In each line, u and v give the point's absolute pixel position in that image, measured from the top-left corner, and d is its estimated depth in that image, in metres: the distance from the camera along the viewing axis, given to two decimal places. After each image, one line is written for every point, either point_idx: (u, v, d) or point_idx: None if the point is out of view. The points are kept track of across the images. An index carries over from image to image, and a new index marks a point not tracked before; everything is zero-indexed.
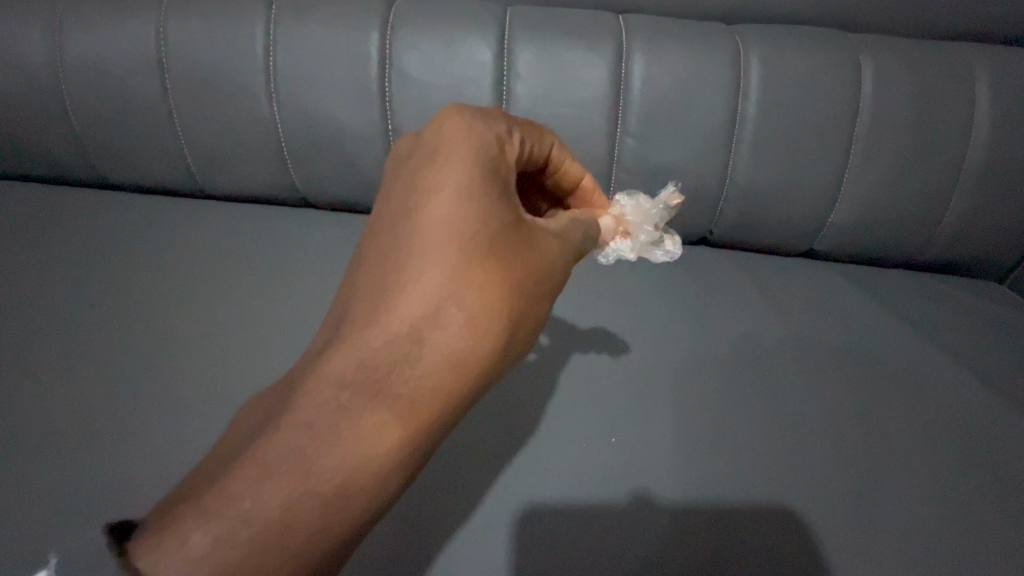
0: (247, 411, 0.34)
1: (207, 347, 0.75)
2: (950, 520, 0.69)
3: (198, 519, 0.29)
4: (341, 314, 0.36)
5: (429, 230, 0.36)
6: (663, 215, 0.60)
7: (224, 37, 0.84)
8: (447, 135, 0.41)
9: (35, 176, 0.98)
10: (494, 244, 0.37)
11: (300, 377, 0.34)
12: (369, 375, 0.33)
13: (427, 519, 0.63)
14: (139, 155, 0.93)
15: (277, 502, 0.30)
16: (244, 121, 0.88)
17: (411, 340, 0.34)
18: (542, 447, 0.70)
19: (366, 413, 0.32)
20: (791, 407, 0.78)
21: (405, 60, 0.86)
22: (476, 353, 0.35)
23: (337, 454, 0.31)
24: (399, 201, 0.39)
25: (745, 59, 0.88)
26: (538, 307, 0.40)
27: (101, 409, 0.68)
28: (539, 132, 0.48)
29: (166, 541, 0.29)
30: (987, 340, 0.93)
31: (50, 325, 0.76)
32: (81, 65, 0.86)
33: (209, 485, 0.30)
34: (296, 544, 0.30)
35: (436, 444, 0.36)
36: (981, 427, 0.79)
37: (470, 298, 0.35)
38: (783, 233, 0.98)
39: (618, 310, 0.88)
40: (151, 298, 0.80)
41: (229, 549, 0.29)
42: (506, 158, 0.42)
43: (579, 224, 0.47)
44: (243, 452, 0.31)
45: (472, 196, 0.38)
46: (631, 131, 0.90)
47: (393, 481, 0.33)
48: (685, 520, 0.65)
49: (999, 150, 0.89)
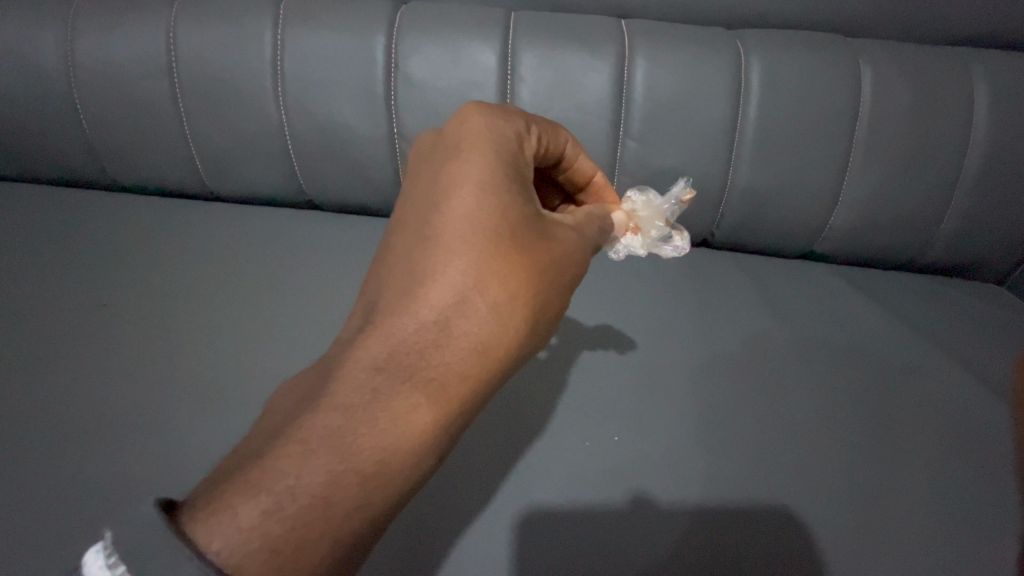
0: (278, 396, 0.35)
1: (220, 343, 0.76)
2: (960, 520, 0.68)
3: (246, 493, 0.30)
4: (370, 302, 0.37)
5: (457, 220, 0.37)
6: (675, 210, 0.61)
7: (234, 44, 0.87)
8: (469, 129, 0.41)
9: (51, 178, 1.01)
10: (520, 234, 0.38)
11: (329, 363, 0.35)
12: (399, 360, 0.34)
13: (431, 515, 0.63)
14: (153, 158, 0.95)
15: (319, 478, 0.31)
16: (255, 127, 0.91)
17: (441, 326, 0.35)
18: (546, 444, 0.70)
19: (399, 396, 0.33)
20: (797, 406, 0.78)
21: (410, 65, 0.87)
22: (503, 338, 0.36)
23: (373, 435, 0.32)
24: (425, 193, 0.40)
25: (748, 59, 0.88)
26: (561, 297, 0.41)
27: (115, 402, 0.68)
28: (555, 128, 0.49)
29: (213, 516, 0.29)
30: (995, 339, 0.92)
31: (67, 321, 0.77)
32: (98, 72, 0.88)
33: (251, 463, 0.31)
34: (337, 519, 0.31)
35: (462, 430, 0.37)
36: (989, 427, 0.78)
37: (496, 286, 0.36)
38: (785, 234, 0.98)
39: (620, 310, 0.88)
40: (166, 295, 0.82)
41: (276, 522, 0.30)
42: (525, 153, 0.43)
43: (596, 219, 0.48)
44: (281, 433, 0.32)
45: (497, 187, 0.39)
46: (633, 131, 0.90)
47: (426, 462, 0.34)
48: (690, 517, 0.65)
49: (1007, 147, 0.89)
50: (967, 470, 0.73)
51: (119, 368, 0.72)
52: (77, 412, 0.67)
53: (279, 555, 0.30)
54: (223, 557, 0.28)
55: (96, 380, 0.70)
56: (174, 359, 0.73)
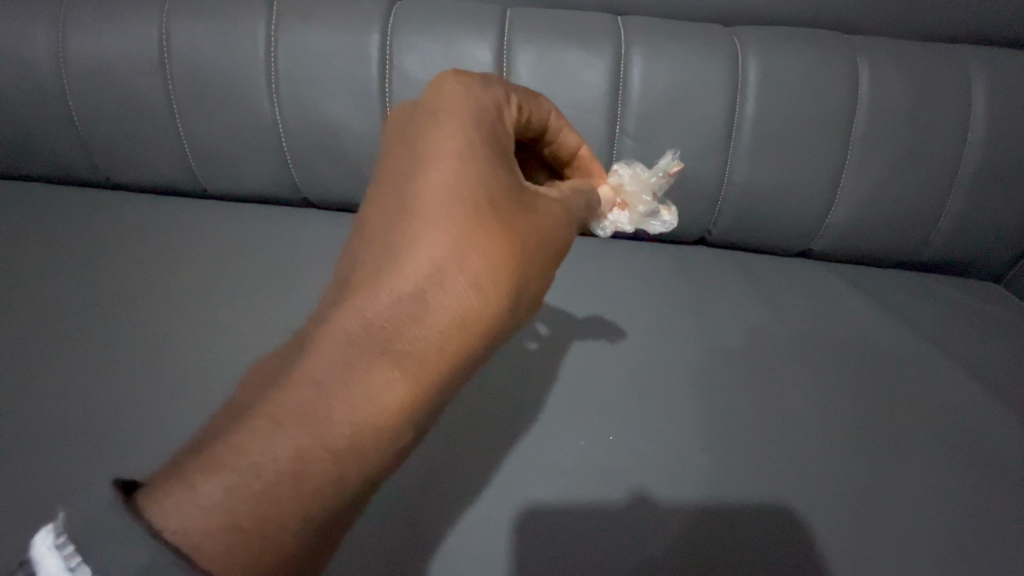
0: (249, 374, 0.34)
1: (201, 335, 0.73)
2: (964, 522, 0.66)
3: (209, 470, 0.28)
4: (346, 274, 0.36)
5: (434, 190, 0.36)
6: (662, 183, 0.60)
7: (225, 38, 0.85)
8: (447, 99, 0.41)
9: (38, 174, 0.99)
10: (499, 206, 0.37)
11: (300, 340, 0.33)
12: (373, 334, 0.33)
13: (420, 515, 0.61)
14: (142, 154, 0.94)
15: (288, 453, 0.30)
16: (246, 123, 0.90)
17: (417, 300, 0.34)
18: (538, 444, 0.68)
19: (373, 371, 0.32)
20: (796, 404, 0.76)
21: (405, 61, 0.86)
22: (485, 310, 0.35)
23: (347, 409, 0.31)
24: (403, 163, 0.39)
25: (745, 55, 0.87)
26: (542, 270, 0.40)
27: (93, 394, 0.65)
28: (537, 98, 0.49)
29: (174, 493, 0.28)
30: (996, 338, 0.91)
31: (43, 309, 0.74)
32: (87, 67, 0.87)
33: (214, 441, 0.30)
34: (308, 495, 0.30)
35: (442, 405, 0.36)
36: (992, 426, 0.77)
37: (476, 257, 0.35)
38: (782, 231, 0.97)
39: (616, 307, 0.86)
40: (148, 286, 0.79)
41: (241, 499, 0.28)
42: (503, 124, 0.42)
43: (583, 193, 0.48)
44: (249, 409, 0.31)
45: (476, 157, 0.38)
46: (629, 129, 0.89)
47: (404, 437, 0.33)
48: (688, 519, 0.63)
49: (1006, 145, 0.88)
50: (969, 469, 0.71)
51: (98, 361, 0.69)
52: (52, 404, 0.64)
53: (243, 534, 0.28)
54: (181, 536, 0.27)
55: (73, 372, 0.68)
56: (155, 350, 0.70)
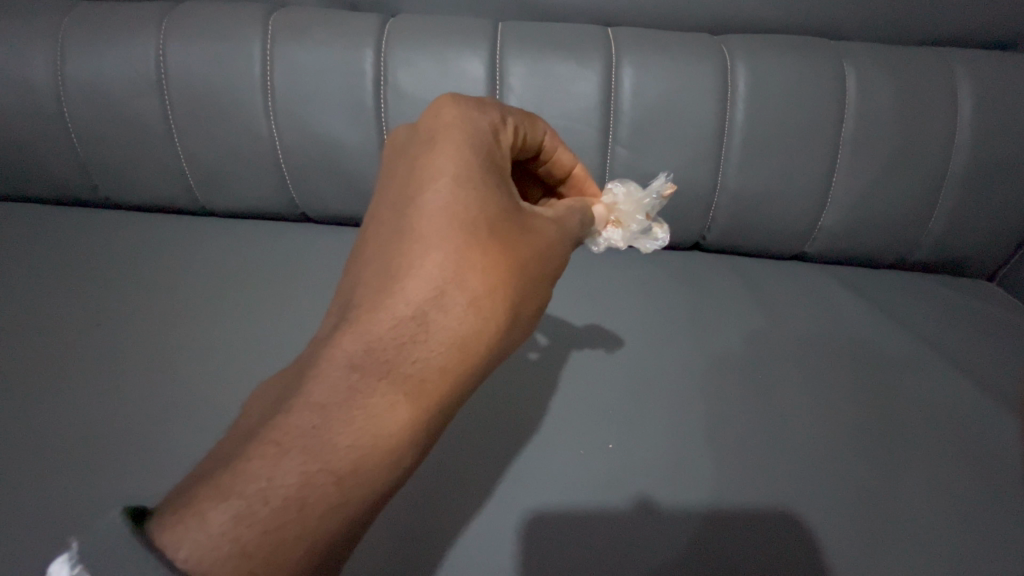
0: (257, 398, 0.35)
1: (205, 357, 0.74)
2: (961, 519, 0.67)
3: (218, 496, 0.29)
4: (348, 298, 0.37)
5: (431, 215, 0.37)
6: (656, 203, 0.60)
7: (221, 57, 0.86)
8: (443, 123, 0.42)
9: (38, 196, 1.00)
10: (494, 229, 0.38)
11: (304, 365, 0.34)
12: (376, 358, 0.33)
13: (424, 527, 0.61)
14: (141, 174, 0.95)
15: (294, 478, 0.30)
16: (244, 141, 0.91)
17: (417, 323, 0.35)
18: (541, 452, 0.69)
19: (377, 394, 0.33)
20: (793, 406, 0.77)
21: (399, 76, 0.87)
22: (482, 332, 0.36)
23: (352, 433, 0.32)
24: (400, 187, 0.40)
25: (734, 64, 0.89)
26: (538, 289, 0.42)
27: (98, 415, 0.67)
28: (533, 119, 0.50)
29: (184, 521, 0.28)
30: (989, 337, 0.92)
31: (50, 336, 0.75)
32: (85, 91, 0.88)
33: (222, 467, 0.30)
34: (314, 520, 0.31)
35: (443, 426, 0.37)
36: (985, 424, 0.78)
37: (475, 280, 0.36)
38: (775, 237, 0.98)
39: (613, 314, 0.88)
40: (153, 309, 0.80)
41: (249, 526, 0.29)
42: (499, 147, 0.43)
43: (578, 212, 0.49)
44: (255, 434, 0.31)
45: (471, 181, 0.39)
46: (622, 139, 0.91)
47: (406, 459, 0.34)
48: (690, 522, 0.64)
49: (992, 148, 0.89)
50: (965, 469, 0.72)
51: (105, 382, 0.70)
52: (61, 428, 0.65)
53: (253, 559, 0.29)
54: (190, 564, 0.28)
55: (80, 395, 0.69)
56: (160, 372, 0.72)
